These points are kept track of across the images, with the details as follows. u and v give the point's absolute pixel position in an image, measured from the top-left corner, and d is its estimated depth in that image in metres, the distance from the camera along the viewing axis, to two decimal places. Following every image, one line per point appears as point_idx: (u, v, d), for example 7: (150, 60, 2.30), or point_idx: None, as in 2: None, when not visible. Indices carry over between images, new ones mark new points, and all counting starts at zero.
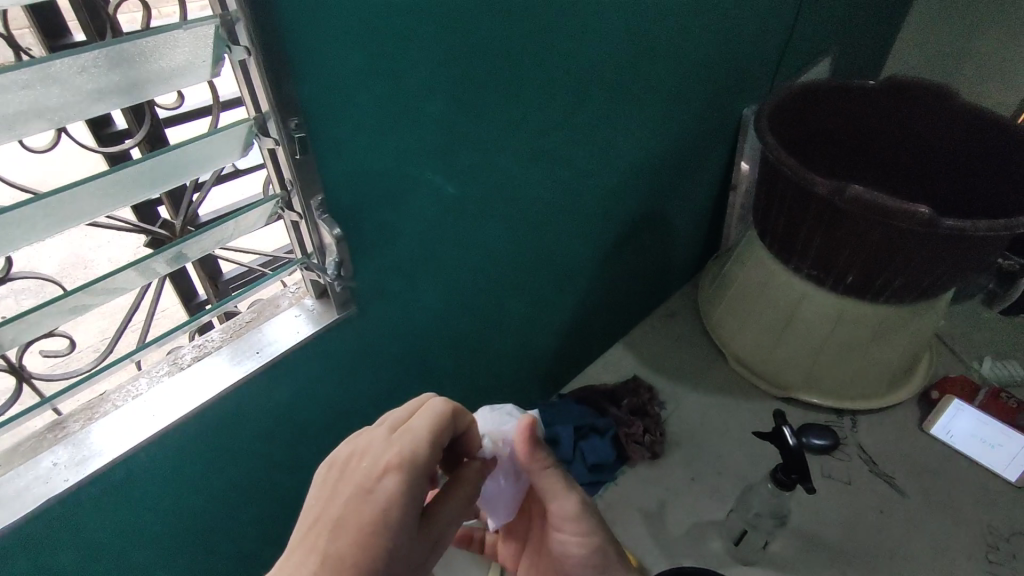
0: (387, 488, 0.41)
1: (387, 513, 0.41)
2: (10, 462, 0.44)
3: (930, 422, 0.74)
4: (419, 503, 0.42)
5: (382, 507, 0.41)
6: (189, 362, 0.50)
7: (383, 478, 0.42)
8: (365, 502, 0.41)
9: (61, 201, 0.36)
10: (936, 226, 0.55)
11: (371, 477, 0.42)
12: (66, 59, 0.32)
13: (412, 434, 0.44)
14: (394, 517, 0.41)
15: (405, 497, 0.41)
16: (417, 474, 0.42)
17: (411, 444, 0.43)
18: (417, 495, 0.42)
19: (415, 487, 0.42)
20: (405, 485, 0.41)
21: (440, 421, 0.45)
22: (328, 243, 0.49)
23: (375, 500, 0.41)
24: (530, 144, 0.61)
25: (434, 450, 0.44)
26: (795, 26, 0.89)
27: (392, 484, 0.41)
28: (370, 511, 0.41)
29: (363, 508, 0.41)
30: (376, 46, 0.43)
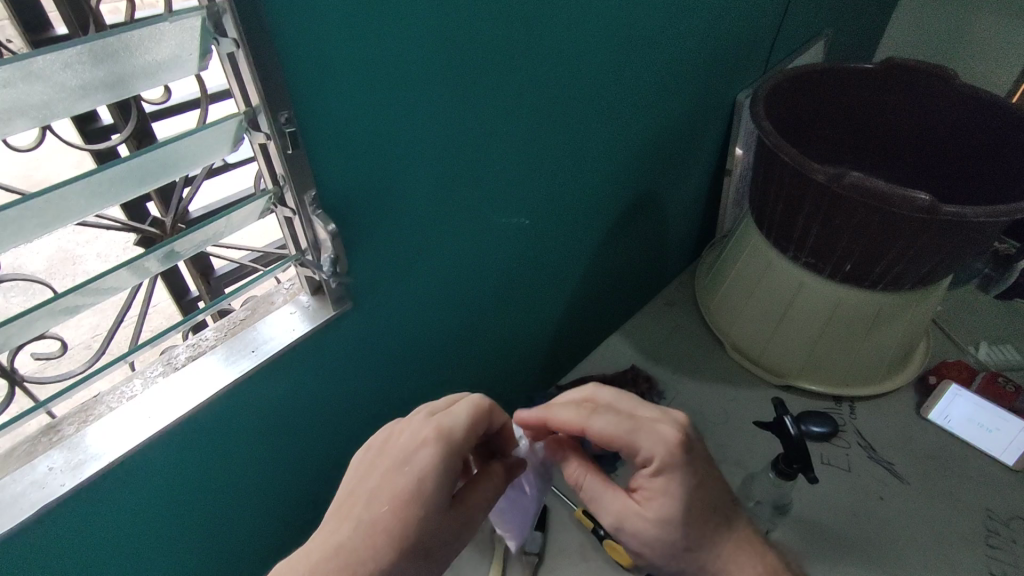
0: (421, 464, 0.45)
1: (420, 484, 0.45)
2: (5, 467, 0.43)
3: (927, 408, 0.74)
4: (449, 482, 0.46)
5: (415, 482, 0.44)
6: (184, 362, 0.49)
7: (419, 457, 0.45)
8: (401, 475, 0.45)
9: (50, 202, 0.35)
10: (937, 212, 0.55)
11: (409, 450, 0.46)
12: (49, 55, 0.31)
13: (451, 417, 0.47)
14: (426, 489, 0.45)
15: (437, 473, 0.45)
16: (449, 455, 0.46)
17: (448, 425, 0.46)
18: (450, 475, 0.46)
19: (447, 467, 0.45)
20: (438, 461, 0.45)
21: (478, 412, 0.48)
22: (323, 239, 0.48)
23: (407, 474, 0.45)
24: (525, 133, 0.60)
25: (469, 436, 0.47)
26: (789, 10, 0.88)
27: (426, 460, 0.45)
28: (405, 484, 0.45)
29: (398, 480, 0.45)
30: (366, 36, 0.42)
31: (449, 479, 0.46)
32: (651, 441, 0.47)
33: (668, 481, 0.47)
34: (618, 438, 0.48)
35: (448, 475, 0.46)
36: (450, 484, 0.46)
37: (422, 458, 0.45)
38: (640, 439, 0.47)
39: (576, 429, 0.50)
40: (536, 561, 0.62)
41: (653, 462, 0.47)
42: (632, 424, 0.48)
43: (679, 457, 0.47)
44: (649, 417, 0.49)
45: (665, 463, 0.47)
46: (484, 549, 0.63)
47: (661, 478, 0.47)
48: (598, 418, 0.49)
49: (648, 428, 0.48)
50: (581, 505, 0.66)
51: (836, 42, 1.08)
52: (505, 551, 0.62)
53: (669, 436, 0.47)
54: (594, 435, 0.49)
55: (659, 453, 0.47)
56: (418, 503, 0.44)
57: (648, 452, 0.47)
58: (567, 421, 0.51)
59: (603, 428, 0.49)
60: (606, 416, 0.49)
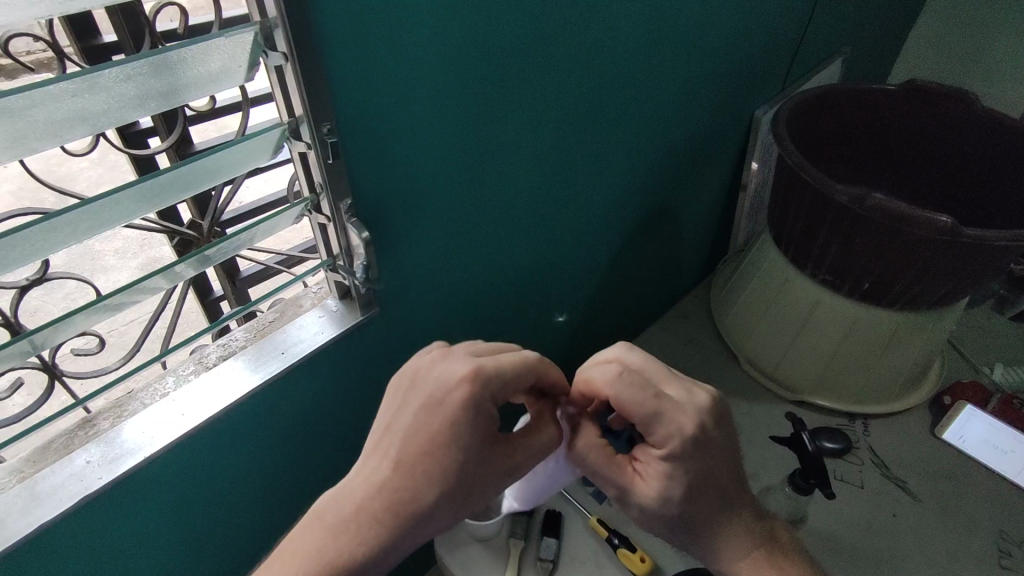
0: (454, 403, 0.42)
1: (454, 427, 0.42)
2: (45, 459, 0.45)
3: (942, 427, 0.74)
4: (484, 426, 0.43)
5: (449, 427, 0.42)
6: (215, 361, 0.51)
7: (456, 396, 0.42)
8: (435, 415, 0.43)
9: (102, 207, 0.36)
10: (958, 234, 0.55)
11: (442, 390, 0.43)
12: (113, 68, 0.32)
13: (496, 361, 0.44)
14: (460, 433, 0.42)
15: (471, 413, 0.42)
16: (485, 396, 0.43)
17: (493, 365, 0.43)
18: (486, 420, 0.43)
19: (484, 409, 0.43)
20: (474, 401, 0.42)
21: (525, 363, 0.45)
22: (355, 246, 0.49)
23: (441, 412, 0.43)
24: (550, 145, 0.62)
25: (512, 386, 0.44)
26: (807, 30, 0.90)
27: (459, 397, 0.42)
28: (439, 424, 0.43)
29: (432, 418, 0.43)
30: (405, 51, 0.43)
31: (486, 423, 0.43)
32: (668, 430, 0.46)
33: (673, 467, 0.47)
34: (639, 415, 0.47)
35: (486, 414, 0.43)
36: (486, 426, 0.43)
37: (459, 395, 0.42)
38: (656, 424, 0.46)
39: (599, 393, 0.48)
40: (551, 566, 0.62)
41: (665, 447, 0.47)
42: (655, 409, 0.46)
43: (690, 451, 0.46)
44: (672, 402, 0.47)
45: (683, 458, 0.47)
46: (499, 553, 0.64)
47: (665, 464, 0.47)
48: (624, 389, 0.46)
49: (671, 417, 0.46)
50: (596, 514, 0.67)
51: (854, 59, 1.09)
52: (520, 555, 0.63)
53: (685, 425, 0.46)
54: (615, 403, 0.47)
55: (673, 442, 0.46)
56: (453, 442, 0.43)
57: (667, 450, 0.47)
58: (592, 384, 0.48)
59: (626, 400, 0.47)
60: (632, 388, 0.46)
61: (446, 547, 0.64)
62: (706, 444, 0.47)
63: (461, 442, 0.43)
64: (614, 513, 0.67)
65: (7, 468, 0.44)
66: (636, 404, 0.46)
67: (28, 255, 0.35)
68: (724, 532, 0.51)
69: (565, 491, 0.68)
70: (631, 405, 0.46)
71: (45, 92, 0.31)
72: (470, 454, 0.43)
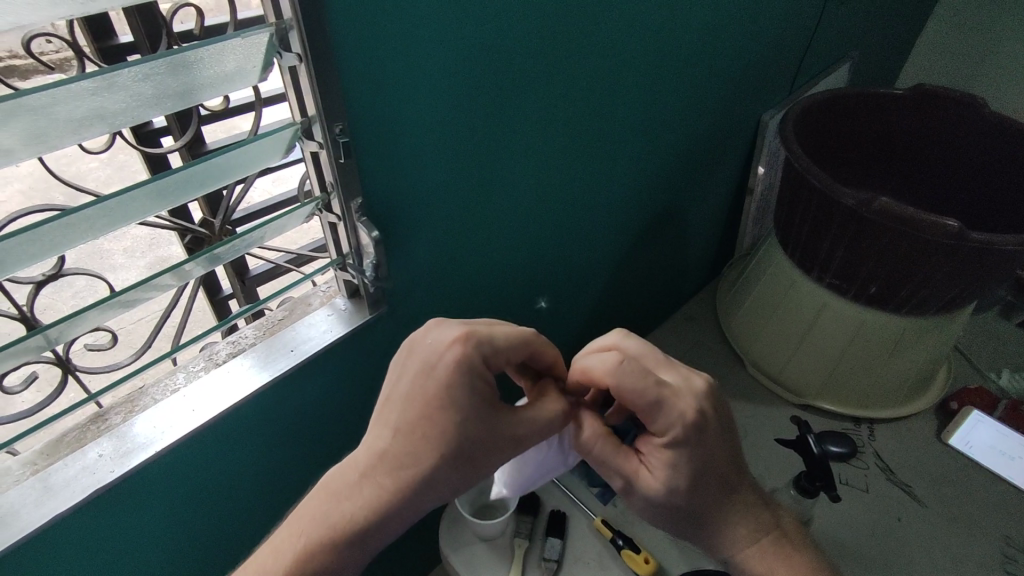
0: (448, 366, 0.41)
1: (450, 391, 0.41)
2: (57, 452, 0.45)
3: (949, 433, 0.74)
4: (478, 392, 0.42)
5: (444, 389, 0.41)
6: (225, 358, 0.51)
7: (447, 357, 0.41)
8: (429, 379, 0.42)
9: (118, 204, 0.37)
10: (965, 238, 0.55)
11: (436, 354, 0.42)
12: (132, 67, 0.33)
13: (491, 331, 0.43)
14: (456, 396, 0.41)
15: (464, 375, 0.41)
16: (478, 361, 0.42)
17: (488, 332, 0.43)
18: (480, 386, 0.42)
19: (477, 373, 0.42)
20: (468, 364, 0.41)
21: (520, 336, 0.45)
22: (365, 245, 0.50)
23: (436, 376, 0.41)
24: (558, 146, 0.62)
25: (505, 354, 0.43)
26: (816, 34, 0.90)
27: (453, 359, 0.41)
28: (433, 389, 0.42)
29: (426, 384, 0.42)
30: (416, 52, 0.44)
31: (481, 387, 0.42)
32: (669, 417, 0.46)
33: (677, 454, 0.47)
34: (639, 405, 0.46)
35: (479, 377, 0.42)
36: (482, 391, 0.42)
37: (450, 355, 0.41)
38: (657, 411, 0.46)
39: (599, 381, 0.47)
40: (556, 566, 0.63)
41: (667, 435, 0.46)
42: (656, 396, 0.46)
43: (692, 437, 0.46)
44: (671, 389, 0.46)
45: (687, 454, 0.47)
46: (503, 552, 0.64)
47: (668, 452, 0.47)
48: (625, 376, 0.46)
49: (672, 405, 0.46)
50: (601, 515, 0.67)
51: (862, 64, 1.09)
52: (525, 555, 0.64)
53: (685, 411, 0.46)
54: (615, 392, 0.47)
55: (675, 429, 0.46)
56: (449, 407, 0.41)
57: (673, 450, 0.47)
58: (592, 373, 0.48)
59: (627, 388, 0.46)
60: (632, 375, 0.46)
61: (451, 546, 0.65)
62: (710, 444, 0.47)
63: (458, 408, 0.41)
64: (618, 514, 0.67)
65: (21, 460, 0.45)
66: (636, 392, 0.46)
67: (45, 250, 0.36)
68: (729, 533, 0.51)
69: (570, 491, 0.68)
70: (631, 393, 0.46)
71: (65, 91, 0.32)
72: (469, 421, 0.42)
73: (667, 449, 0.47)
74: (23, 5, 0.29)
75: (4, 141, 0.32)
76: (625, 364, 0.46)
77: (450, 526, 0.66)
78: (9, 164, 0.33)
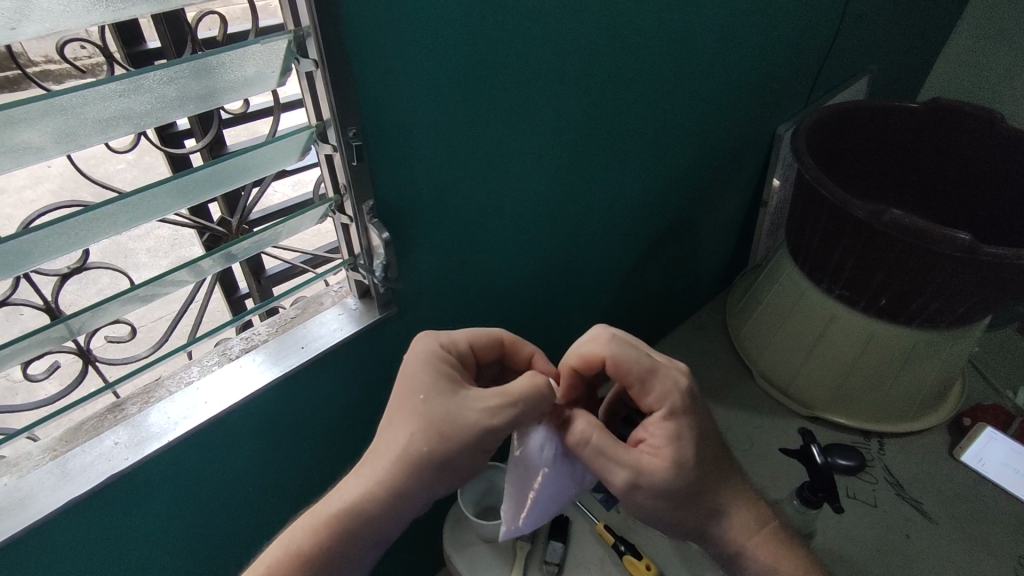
0: (411, 359, 0.47)
1: (416, 375, 0.46)
2: (75, 439, 0.47)
3: (961, 449, 0.73)
4: (445, 373, 0.46)
5: (410, 373, 0.46)
6: (238, 353, 0.53)
7: (414, 352, 0.48)
8: (401, 375, 0.47)
9: (141, 201, 0.39)
10: (976, 251, 0.55)
11: (408, 356, 0.48)
12: (157, 71, 0.35)
13: (453, 334, 0.51)
14: (421, 378, 0.46)
15: (431, 359, 0.47)
16: (438, 352, 0.48)
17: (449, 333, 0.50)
18: (443, 368, 0.46)
19: (439, 358, 0.47)
20: (430, 351, 0.47)
21: (484, 335, 0.51)
22: (376, 246, 0.51)
23: (406, 369, 0.47)
24: (570, 153, 0.63)
25: (466, 347, 0.50)
26: (832, 48, 0.90)
27: (422, 348, 0.48)
28: (406, 377, 0.46)
29: (399, 379, 0.47)
30: (428, 59, 0.45)
31: (447, 369, 0.47)
32: (666, 385, 0.49)
33: (676, 426, 0.48)
34: (637, 372, 0.49)
35: (441, 361, 0.47)
36: (448, 373, 0.46)
37: (420, 348, 0.48)
38: (654, 381, 0.49)
39: (598, 359, 0.50)
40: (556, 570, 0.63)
41: (664, 406, 0.48)
42: (652, 362, 0.49)
43: (687, 405, 0.49)
44: (663, 360, 0.50)
45: (687, 454, 0.48)
46: (504, 554, 0.65)
47: (665, 425, 0.48)
48: (620, 348, 0.50)
49: (664, 372, 0.49)
50: (603, 520, 0.67)
51: (881, 77, 1.09)
52: (526, 557, 0.64)
53: (678, 378, 0.49)
54: (613, 364, 0.50)
55: (672, 398, 0.48)
56: (416, 387, 0.45)
57: (671, 454, 0.48)
58: (588, 352, 0.51)
59: (624, 359, 0.49)
60: (626, 347, 0.50)
61: (453, 546, 0.65)
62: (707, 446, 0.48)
63: (426, 387, 0.45)
64: (621, 520, 0.67)
65: (42, 445, 0.47)
66: (631, 356, 0.49)
67: (71, 244, 0.38)
68: (728, 539, 0.51)
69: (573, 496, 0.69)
70: (629, 358, 0.49)
71: (94, 93, 0.33)
72: (438, 398, 0.45)
73: (673, 431, 0.48)
74: (59, 12, 0.31)
75: (34, 139, 0.34)
76: (618, 336, 0.51)
77: (454, 526, 0.67)
78: (40, 161, 0.35)
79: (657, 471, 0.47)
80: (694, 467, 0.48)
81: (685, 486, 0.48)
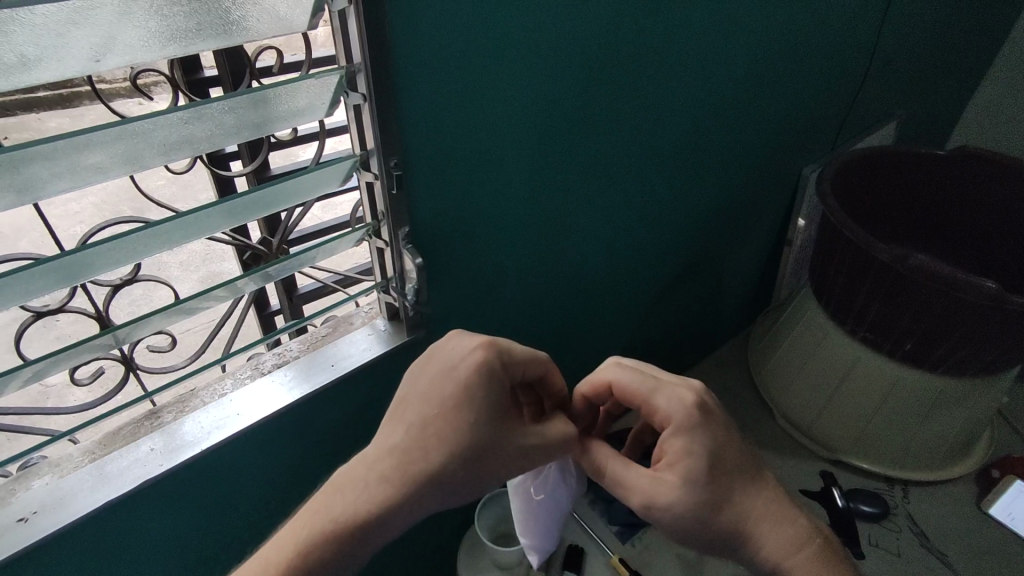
0: (466, 372, 0.43)
1: (468, 392, 0.43)
2: (113, 443, 0.49)
3: (989, 502, 0.71)
4: (496, 401, 0.44)
5: (462, 391, 0.43)
6: (269, 368, 0.55)
7: (469, 361, 0.44)
8: (446, 380, 0.44)
9: (194, 220, 0.41)
10: (1004, 301, 0.55)
11: (459, 363, 0.44)
12: (219, 102, 0.37)
13: (512, 355, 0.46)
14: (475, 397, 0.43)
15: (484, 379, 0.43)
16: (495, 377, 0.44)
17: (510, 350, 0.46)
18: (495, 393, 0.44)
19: (497, 383, 0.44)
20: (490, 370, 0.44)
21: (535, 357, 0.49)
22: (409, 270, 0.53)
23: (455, 379, 0.43)
24: (600, 188, 0.64)
25: (521, 368, 0.47)
26: (860, 94, 0.92)
27: (474, 360, 0.44)
28: (452, 390, 0.43)
29: (444, 384, 0.44)
30: (468, 98, 0.48)
31: (497, 396, 0.44)
32: (672, 401, 0.48)
33: (688, 442, 0.47)
34: (642, 395, 0.49)
35: (498, 384, 0.44)
36: (498, 399, 0.44)
37: (473, 358, 0.44)
38: (661, 398, 0.48)
39: (603, 385, 0.52)
40: None
41: (673, 422, 0.48)
42: (655, 383, 0.49)
43: (697, 419, 0.47)
44: (669, 380, 0.50)
45: (708, 465, 0.47)
46: None
47: (677, 441, 0.47)
48: (625, 371, 0.51)
49: (667, 390, 0.49)
50: (618, 553, 0.66)
51: (910, 123, 1.10)
52: None
53: (685, 396, 0.48)
54: (618, 389, 0.51)
55: (679, 412, 0.47)
56: (468, 408, 0.43)
57: (688, 467, 0.47)
58: (594, 379, 0.52)
59: (628, 383, 0.50)
60: (631, 370, 0.50)
61: (467, 571, 0.66)
62: (721, 485, 0.48)
63: (474, 411, 0.43)
64: (637, 554, 0.66)
65: (81, 448, 0.49)
66: (630, 384, 0.50)
67: (126, 257, 0.41)
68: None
69: (589, 527, 0.69)
70: (631, 386, 0.50)
71: (161, 120, 0.36)
72: (485, 423, 0.43)
73: (687, 447, 0.47)
74: (138, 47, 0.34)
75: (102, 159, 0.36)
76: (617, 364, 0.51)
77: (469, 551, 0.68)
78: (104, 179, 0.37)
79: (672, 492, 0.47)
80: (714, 489, 0.47)
81: (708, 499, 0.47)
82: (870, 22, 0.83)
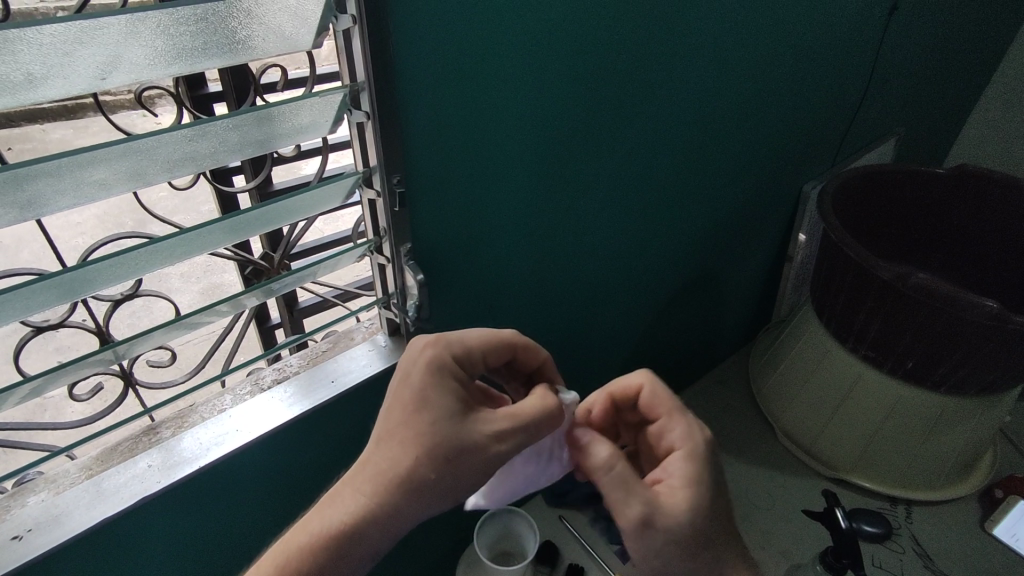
0: (417, 370, 0.43)
1: (425, 392, 0.42)
2: (110, 459, 0.49)
3: (993, 522, 0.71)
4: (455, 394, 0.43)
5: (421, 389, 0.42)
6: (269, 383, 0.55)
7: (421, 358, 0.44)
8: (405, 382, 0.43)
9: (197, 236, 0.41)
10: (1006, 320, 0.55)
11: (413, 364, 0.44)
12: (224, 120, 0.38)
13: (462, 342, 0.46)
14: (431, 397, 0.42)
15: (439, 375, 0.43)
16: (445, 369, 0.43)
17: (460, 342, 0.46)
18: (452, 387, 0.43)
19: (447, 373, 0.43)
20: (439, 360, 0.44)
21: (493, 341, 0.48)
22: (410, 286, 0.53)
23: (409, 381, 0.43)
24: (600, 205, 0.65)
25: (476, 356, 0.47)
26: (860, 112, 0.92)
27: (427, 355, 0.44)
28: (410, 395, 0.42)
29: (404, 391, 0.42)
30: (471, 116, 0.48)
31: (456, 390, 0.43)
32: (691, 428, 0.49)
33: (700, 470, 0.46)
34: (669, 411, 0.50)
35: (451, 376, 0.44)
36: (457, 393, 0.43)
37: (424, 357, 0.44)
38: (682, 422, 0.49)
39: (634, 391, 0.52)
40: None
41: (690, 446, 0.47)
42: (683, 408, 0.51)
43: (711, 456, 0.47)
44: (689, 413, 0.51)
45: (711, 498, 0.45)
46: None
47: (690, 462, 0.46)
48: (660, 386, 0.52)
49: (690, 418, 0.50)
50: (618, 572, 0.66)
51: (908, 140, 1.10)
52: None
53: (705, 429, 0.49)
54: (648, 396, 0.51)
55: (697, 439, 0.48)
56: (429, 409, 0.41)
57: (696, 492, 0.44)
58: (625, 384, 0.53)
59: (660, 395, 0.51)
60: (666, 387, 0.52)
61: None
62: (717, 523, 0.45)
63: (432, 409, 0.41)
64: None
65: (78, 464, 0.49)
66: (663, 396, 0.51)
67: (127, 272, 0.40)
68: None
69: (589, 546, 0.68)
70: (665, 398, 0.51)
71: (166, 137, 0.36)
72: (451, 421, 0.41)
73: (696, 475, 0.45)
74: (145, 66, 0.34)
75: (107, 176, 0.37)
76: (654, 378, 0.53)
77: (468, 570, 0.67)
78: (107, 195, 0.37)
79: (674, 508, 0.44)
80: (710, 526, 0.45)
81: (699, 533, 0.44)
82: (868, 42, 0.84)
